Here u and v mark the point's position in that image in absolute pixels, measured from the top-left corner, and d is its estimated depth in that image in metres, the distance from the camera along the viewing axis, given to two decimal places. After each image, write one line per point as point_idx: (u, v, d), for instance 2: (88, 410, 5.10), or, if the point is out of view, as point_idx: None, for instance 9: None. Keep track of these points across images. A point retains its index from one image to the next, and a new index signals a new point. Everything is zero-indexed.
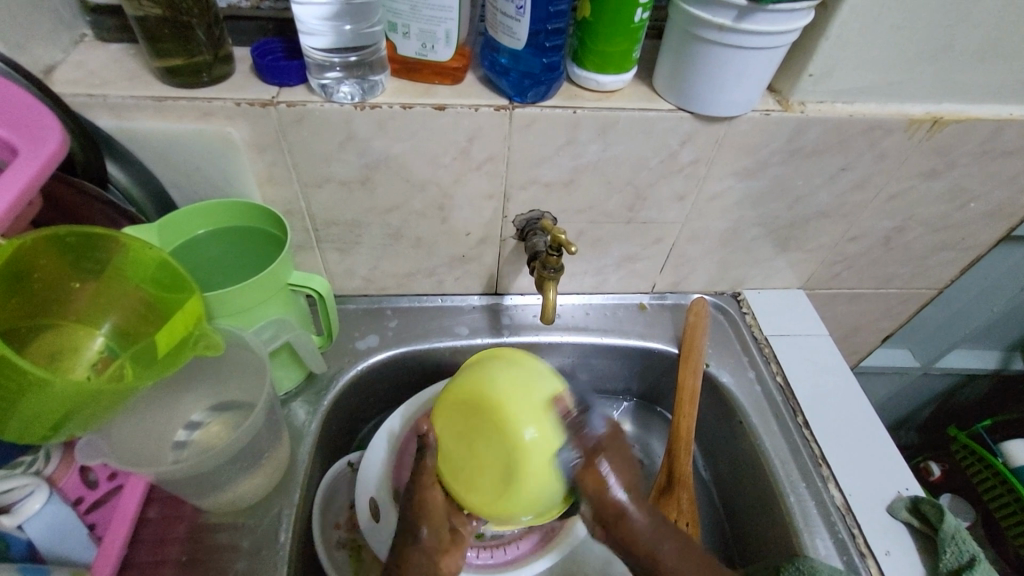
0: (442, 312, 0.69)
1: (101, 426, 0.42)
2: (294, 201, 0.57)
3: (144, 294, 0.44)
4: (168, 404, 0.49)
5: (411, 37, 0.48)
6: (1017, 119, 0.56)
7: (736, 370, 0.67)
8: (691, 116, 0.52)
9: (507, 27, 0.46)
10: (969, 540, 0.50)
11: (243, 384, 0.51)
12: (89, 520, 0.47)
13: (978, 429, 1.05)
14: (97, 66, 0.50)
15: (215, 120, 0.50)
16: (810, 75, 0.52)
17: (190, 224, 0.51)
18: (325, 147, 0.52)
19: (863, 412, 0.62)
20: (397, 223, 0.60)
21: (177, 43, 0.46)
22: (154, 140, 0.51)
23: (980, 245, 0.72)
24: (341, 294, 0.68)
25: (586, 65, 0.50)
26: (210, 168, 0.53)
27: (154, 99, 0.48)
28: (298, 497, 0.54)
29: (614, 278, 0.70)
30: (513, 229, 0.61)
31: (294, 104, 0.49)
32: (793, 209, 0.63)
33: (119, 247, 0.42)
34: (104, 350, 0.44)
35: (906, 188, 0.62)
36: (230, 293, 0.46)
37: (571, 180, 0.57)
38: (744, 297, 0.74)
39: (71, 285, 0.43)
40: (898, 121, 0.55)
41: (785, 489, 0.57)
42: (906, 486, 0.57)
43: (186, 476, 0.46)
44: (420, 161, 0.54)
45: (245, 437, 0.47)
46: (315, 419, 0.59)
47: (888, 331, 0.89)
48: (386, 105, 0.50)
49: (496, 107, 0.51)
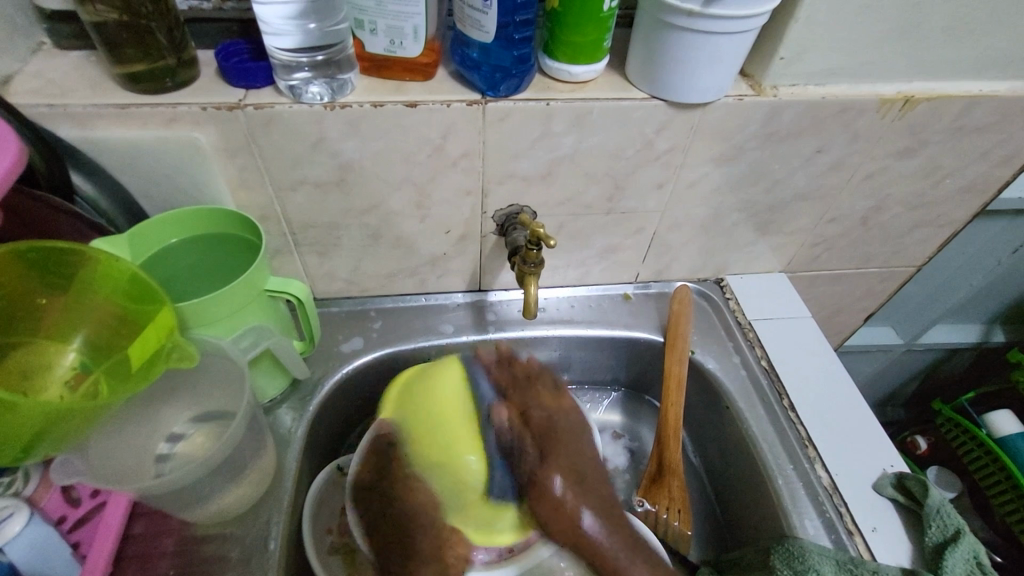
0: (426, 310, 0.69)
1: (77, 444, 0.41)
2: (269, 206, 0.56)
3: (113, 306, 0.43)
4: (148, 417, 0.49)
5: (378, 34, 0.47)
6: (987, 94, 0.57)
7: (721, 356, 0.67)
8: (666, 104, 0.52)
9: (475, 20, 0.46)
10: (953, 514, 0.51)
11: (223, 395, 0.50)
12: (73, 538, 0.47)
13: (962, 402, 1.07)
14: (57, 74, 0.48)
15: (181, 126, 0.49)
16: (781, 57, 0.52)
17: (162, 234, 0.50)
18: (296, 149, 0.51)
19: (849, 392, 0.63)
20: (375, 223, 0.59)
21: (138, 49, 0.45)
22: (119, 149, 0.50)
23: (956, 221, 0.73)
24: (323, 297, 0.67)
25: (557, 56, 0.50)
26: (181, 175, 0.52)
27: (117, 106, 0.47)
28: (288, 504, 0.54)
29: (597, 269, 0.69)
30: (493, 225, 0.61)
31: (261, 106, 0.48)
32: (771, 192, 0.63)
33: (85, 261, 0.41)
34: (77, 365, 0.43)
35: (881, 168, 0.62)
36: (203, 303, 0.45)
37: (548, 173, 0.57)
38: (727, 283, 0.74)
39: (38, 301, 0.42)
40: (870, 101, 0.55)
41: (773, 470, 0.58)
42: (891, 462, 0.58)
43: (168, 491, 0.45)
44: (395, 159, 0.53)
45: (227, 447, 0.47)
46: (301, 424, 0.58)
47: (871, 309, 0.90)
48: (356, 104, 0.49)
49: (468, 102, 0.50)
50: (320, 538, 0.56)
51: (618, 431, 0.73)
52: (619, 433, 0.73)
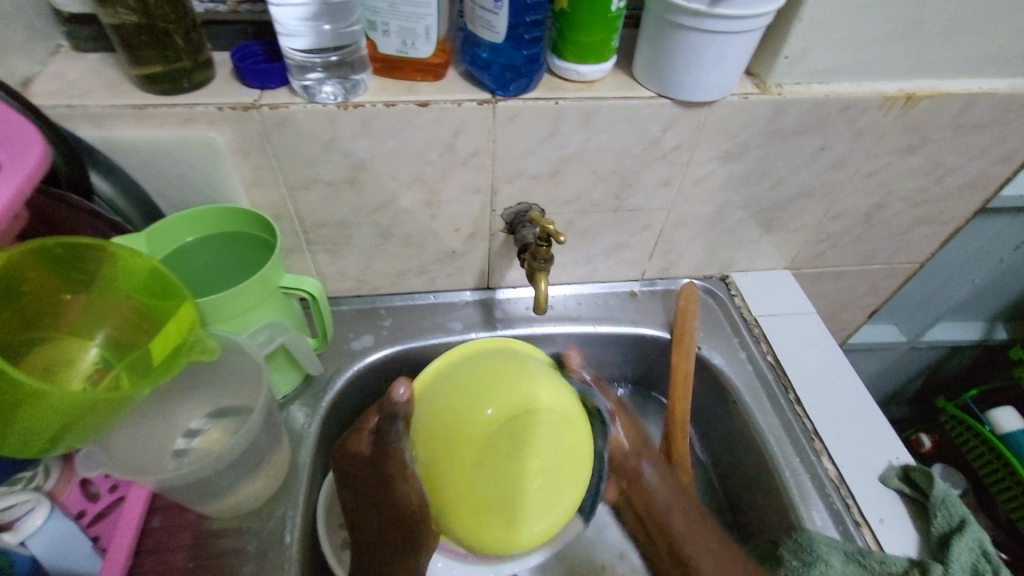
0: (435, 308, 0.69)
1: (100, 437, 0.42)
2: (282, 204, 0.57)
3: (135, 303, 0.44)
4: (166, 412, 0.49)
5: (390, 35, 0.48)
6: (987, 92, 0.58)
7: (727, 352, 0.68)
8: (672, 102, 0.53)
9: (486, 21, 0.47)
10: (958, 504, 0.52)
11: (240, 390, 0.51)
12: (93, 532, 0.47)
13: (965, 399, 1.07)
14: (76, 76, 0.49)
15: (197, 126, 0.50)
16: (785, 56, 0.53)
17: (179, 232, 0.51)
18: (309, 149, 0.52)
19: (854, 386, 0.64)
20: (386, 221, 0.60)
21: (157, 50, 0.46)
22: (136, 148, 0.51)
23: (958, 218, 0.73)
24: (334, 296, 0.68)
25: (566, 56, 0.51)
26: (196, 174, 0.53)
27: (135, 107, 0.48)
28: (303, 499, 0.54)
29: (604, 266, 0.70)
30: (502, 223, 0.62)
31: (276, 106, 0.49)
32: (775, 189, 0.64)
33: (108, 257, 0.42)
34: (99, 361, 0.43)
35: (884, 165, 0.63)
36: (221, 298, 0.46)
37: (556, 171, 0.58)
38: (732, 280, 0.75)
39: (63, 296, 0.43)
40: (872, 99, 0.56)
41: (780, 464, 0.58)
42: (896, 455, 0.58)
43: (187, 484, 0.46)
44: (406, 158, 0.54)
45: (245, 440, 0.47)
46: (314, 420, 0.59)
47: (874, 306, 0.91)
48: (369, 104, 0.50)
49: (479, 101, 0.51)
50: (333, 534, 0.57)
51: None
52: None
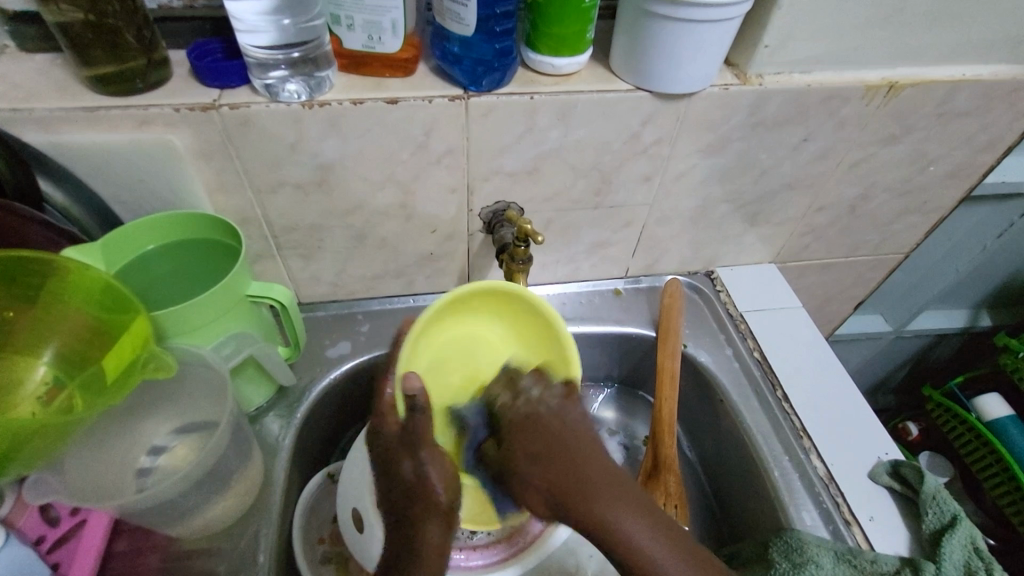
0: (415, 312, 0.67)
1: (51, 459, 0.39)
2: (248, 209, 0.54)
3: (88, 317, 0.41)
4: (126, 432, 0.47)
5: (355, 29, 0.46)
6: (970, 79, 0.57)
7: (713, 348, 0.67)
8: (650, 95, 0.51)
9: (455, 13, 0.44)
10: (949, 500, 0.51)
11: (207, 404, 0.49)
12: (52, 559, 0.45)
13: (951, 386, 1.07)
14: (21, 78, 0.47)
15: (154, 128, 0.47)
16: (765, 45, 0.51)
17: (139, 241, 0.49)
18: (274, 151, 0.50)
19: (841, 382, 0.63)
20: (359, 224, 0.58)
21: (106, 49, 0.43)
22: (90, 152, 0.48)
23: (943, 207, 0.73)
24: (309, 302, 0.66)
25: (540, 49, 0.49)
26: (156, 179, 0.51)
27: (86, 109, 0.45)
28: (277, 517, 0.52)
29: (587, 265, 0.69)
30: (480, 223, 0.60)
31: (236, 106, 0.46)
32: (758, 182, 0.62)
33: (57, 271, 0.40)
34: (49, 380, 0.41)
35: (867, 155, 0.62)
36: (183, 309, 0.44)
37: (535, 168, 0.56)
38: (717, 276, 0.74)
39: (8, 313, 0.41)
40: (854, 88, 0.54)
41: (769, 463, 0.57)
42: (885, 450, 0.57)
43: (152, 507, 0.44)
44: (376, 157, 0.52)
45: (210, 456, 0.45)
46: (289, 432, 0.57)
47: (860, 298, 0.90)
48: (335, 102, 0.47)
49: (451, 97, 0.49)
50: (311, 549, 0.55)
51: (612, 428, 0.72)
52: (613, 430, 0.72)
